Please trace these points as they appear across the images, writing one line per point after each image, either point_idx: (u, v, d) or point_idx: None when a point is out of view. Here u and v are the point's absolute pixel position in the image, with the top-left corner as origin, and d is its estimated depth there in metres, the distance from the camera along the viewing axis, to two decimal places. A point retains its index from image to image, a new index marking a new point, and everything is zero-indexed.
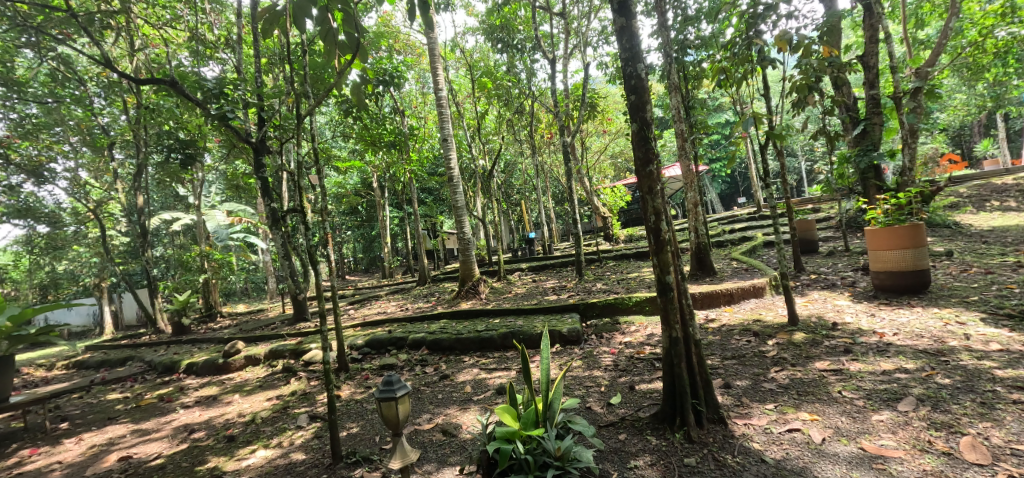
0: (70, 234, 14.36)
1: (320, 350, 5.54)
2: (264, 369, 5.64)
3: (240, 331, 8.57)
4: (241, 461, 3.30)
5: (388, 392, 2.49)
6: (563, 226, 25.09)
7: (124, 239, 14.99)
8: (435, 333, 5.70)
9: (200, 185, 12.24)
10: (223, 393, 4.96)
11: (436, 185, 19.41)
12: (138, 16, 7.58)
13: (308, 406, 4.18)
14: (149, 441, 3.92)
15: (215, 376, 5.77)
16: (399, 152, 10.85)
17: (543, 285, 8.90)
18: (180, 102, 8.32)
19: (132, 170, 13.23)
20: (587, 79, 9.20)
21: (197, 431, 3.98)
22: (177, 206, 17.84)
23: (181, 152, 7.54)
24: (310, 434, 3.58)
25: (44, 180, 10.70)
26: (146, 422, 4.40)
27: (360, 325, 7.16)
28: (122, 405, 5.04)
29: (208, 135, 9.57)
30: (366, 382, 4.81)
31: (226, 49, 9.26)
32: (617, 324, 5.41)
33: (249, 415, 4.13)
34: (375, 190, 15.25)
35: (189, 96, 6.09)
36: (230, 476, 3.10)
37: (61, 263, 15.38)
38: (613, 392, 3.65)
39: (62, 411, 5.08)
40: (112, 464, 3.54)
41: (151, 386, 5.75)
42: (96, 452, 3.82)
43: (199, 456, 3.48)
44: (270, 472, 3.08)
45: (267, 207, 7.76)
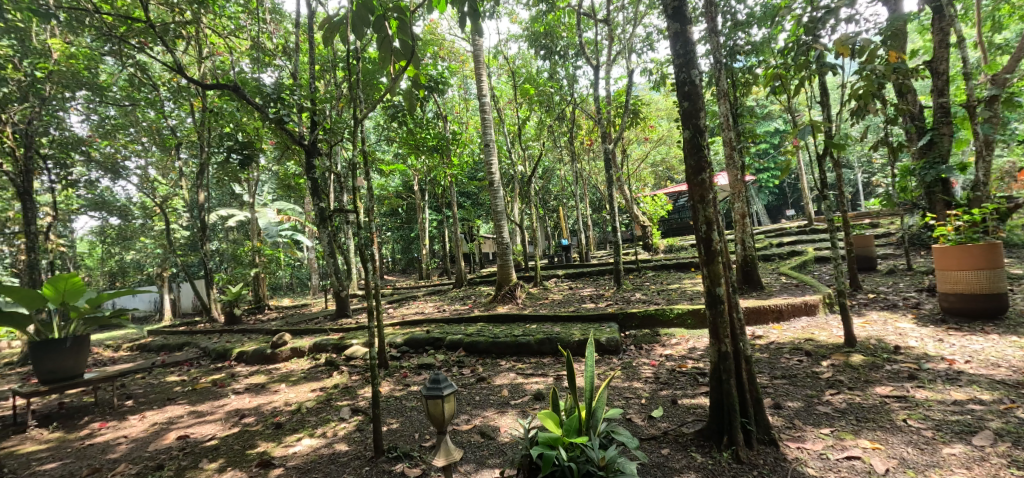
0: (138, 227, 15.53)
1: (361, 346, 5.67)
2: (308, 361, 5.85)
3: (286, 324, 8.92)
4: (288, 448, 3.42)
5: (434, 390, 2.52)
6: (601, 235, 24.82)
7: (185, 233, 15.98)
8: (472, 335, 5.75)
9: (255, 183, 12.91)
10: (270, 382, 5.17)
11: (474, 189, 19.66)
12: (208, 26, 8.12)
13: (351, 399, 4.30)
14: (204, 422, 4.14)
15: (263, 366, 6.04)
16: (441, 155, 11.04)
17: (580, 293, 8.82)
18: (241, 106, 8.85)
19: (195, 168, 14.13)
20: (631, 86, 9.07)
21: (247, 416, 4.17)
22: (233, 204, 18.91)
23: (240, 153, 7.97)
24: (352, 427, 3.67)
25: (119, 176, 11.62)
26: (200, 405, 4.63)
27: (399, 324, 7.31)
28: (180, 387, 5.35)
29: (264, 136, 10.08)
30: (405, 380, 4.90)
31: (283, 56, 9.77)
32: (657, 335, 5.27)
33: (294, 405, 4.28)
34: (416, 193, 15.60)
35: (250, 101, 6.40)
36: (277, 462, 3.21)
37: (128, 254, 16.53)
38: (653, 405, 3.55)
39: (126, 389, 5.44)
40: (172, 442, 3.75)
41: (205, 371, 6.07)
42: (157, 429, 4.06)
43: (249, 440, 3.64)
44: (315, 460, 3.17)
45: (316, 206, 8.08)
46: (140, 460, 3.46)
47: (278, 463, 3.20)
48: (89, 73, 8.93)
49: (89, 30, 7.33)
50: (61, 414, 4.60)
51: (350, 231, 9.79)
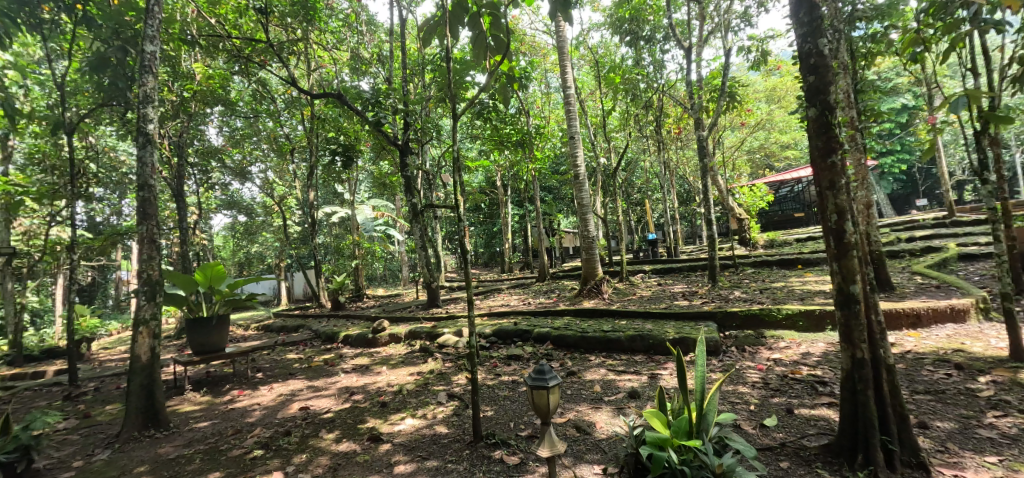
0: (260, 223, 17.52)
1: (452, 335, 5.87)
2: (405, 347, 6.18)
3: (383, 312, 9.52)
4: (393, 425, 3.63)
5: (539, 381, 2.51)
6: (691, 229, 23.46)
7: (297, 228, 17.74)
8: (559, 329, 5.69)
9: (355, 182, 13.93)
10: (373, 364, 5.54)
11: (557, 184, 19.55)
12: (315, 41, 8.88)
13: (446, 384, 4.46)
14: (320, 396, 4.53)
15: (366, 349, 6.48)
16: (524, 150, 11.07)
17: (671, 289, 8.38)
18: (343, 112, 9.58)
19: (304, 170, 15.60)
20: (727, 67, 8.38)
21: (356, 394, 4.49)
22: (336, 201, 20.62)
23: (342, 155, 8.63)
24: (450, 411, 3.80)
25: (245, 179, 13.16)
26: (315, 381, 5.08)
27: (487, 315, 7.45)
28: (298, 364, 5.93)
29: (362, 138, 10.83)
30: (496, 369, 4.98)
31: (379, 63, 10.40)
32: (763, 338, 4.82)
33: (396, 387, 4.53)
34: (499, 189, 15.87)
35: (351, 106, 6.82)
36: (385, 438, 3.41)
37: (252, 247, 18.70)
38: (765, 413, 3.25)
39: (255, 363, 6.13)
40: (295, 412, 4.16)
41: (317, 351, 6.67)
42: (283, 400, 4.52)
43: (359, 416, 3.92)
44: (419, 440, 3.32)
45: (409, 202, 8.50)
46: (270, 425, 3.86)
47: (386, 439, 3.39)
48: (223, 90, 9.84)
49: (222, 54, 8.30)
50: (208, 381, 5.30)
51: (439, 225, 10.17)
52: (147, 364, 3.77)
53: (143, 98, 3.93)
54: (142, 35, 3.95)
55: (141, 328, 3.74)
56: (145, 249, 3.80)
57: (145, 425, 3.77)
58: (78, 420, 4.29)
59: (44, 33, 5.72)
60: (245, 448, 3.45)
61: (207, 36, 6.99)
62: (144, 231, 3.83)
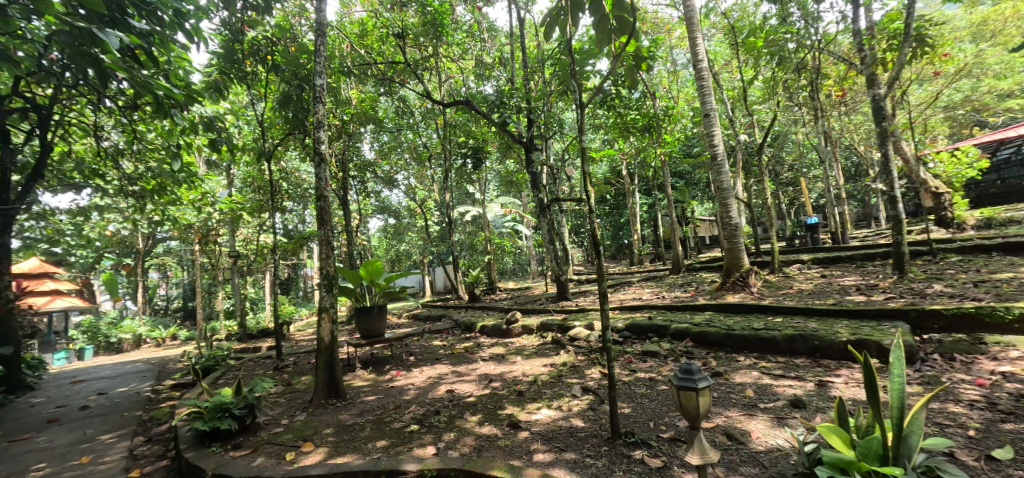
0: (405, 224, 19.37)
1: (583, 328, 5.73)
2: (537, 338, 6.23)
3: (515, 304, 9.78)
4: (530, 414, 3.62)
5: (688, 381, 2.29)
6: (862, 208, 19.78)
7: (436, 227, 19.22)
8: (701, 325, 5.19)
9: (484, 181, 14.54)
10: (509, 354, 5.69)
11: (690, 168, 18.09)
12: (442, 54, 9.42)
13: (580, 378, 4.35)
14: (463, 381, 4.76)
15: (500, 339, 6.70)
16: (652, 135, 10.37)
17: (840, 282, 7.15)
18: (471, 116, 10.03)
19: (440, 174, 16.81)
20: (909, 6, 6.76)
21: (494, 381, 4.63)
22: (468, 201, 21.86)
23: (471, 156, 9.04)
24: (585, 404, 3.69)
25: (391, 185, 14.62)
26: (458, 366, 5.39)
27: (618, 309, 7.15)
28: (443, 350, 6.35)
29: (489, 139, 11.22)
30: (631, 365, 4.74)
31: (501, 65, 10.64)
32: (980, 345, 3.82)
33: (531, 376, 4.57)
34: (625, 178, 15.22)
35: (478, 112, 7.24)
36: (524, 425, 3.40)
37: (400, 246, 20.78)
38: (992, 442, 2.53)
39: (407, 347, 6.72)
40: (441, 393, 4.40)
41: (458, 339, 7.10)
42: (431, 381, 4.82)
43: (497, 402, 3.99)
44: (556, 431, 3.26)
45: (536, 198, 8.55)
46: (425, 404, 3.91)
47: (525, 426, 3.38)
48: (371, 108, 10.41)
49: (371, 80, 9.23)
50: (372, 361, 5.71)
51: (566, 218, 10.12)
52: (329, 345, 3.95)
53: (317, 124, 4.54)
54: (314, 73, 4.58)
55: (324, 313, 3.90)
56: (324, 248, 4.05)
57: (330, 394, 3.98)
58: (283, 386, 4.74)
59: (251, 82, 6.95)
60: (404, 422, 3.46)
61: (358, 65, 7.90)
62: (322, 234, 4.18)
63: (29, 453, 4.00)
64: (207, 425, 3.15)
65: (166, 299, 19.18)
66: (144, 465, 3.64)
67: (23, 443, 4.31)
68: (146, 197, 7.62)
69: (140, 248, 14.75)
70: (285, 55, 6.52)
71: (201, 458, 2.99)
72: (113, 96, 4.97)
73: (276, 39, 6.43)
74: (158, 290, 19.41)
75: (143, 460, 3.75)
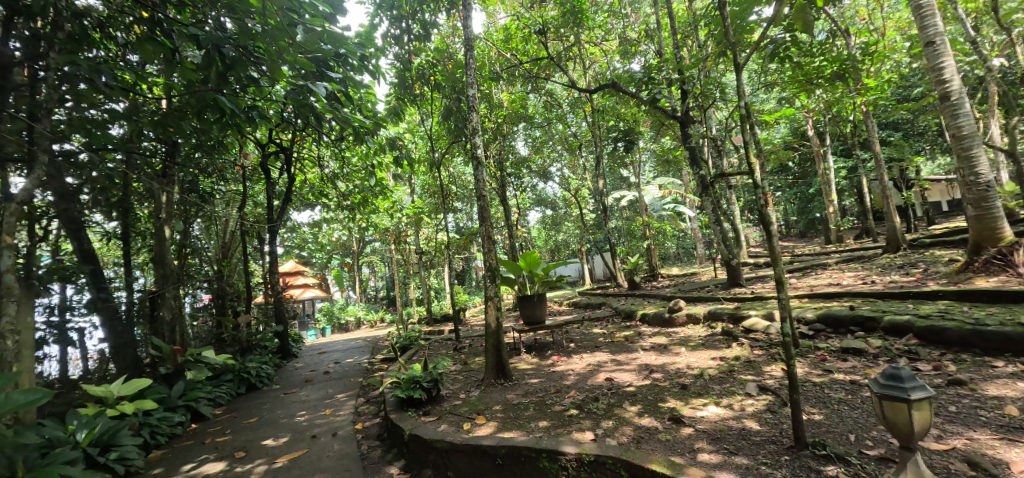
0: (562, 213, 19.76)
1: (760, 319, 5.14)
2: (705, 329, 5.76)
3: (679, 291, 9.12)
4: (696, 410, 3.38)
5: (894, 390, 2.06)
6: None
7: (592, 214, 19.16)
8: (930, 318, 4.07)
9: (639, 164, 13.94)
10: (671, 345, 5.33)
11: (905, 118, 14.49)
12: (587, 39, 9.23)
13: (756, 375, 3.91)
14: (624, 370, 4.46)
15: (664, 328, 6.38)
16: (846, 85, 8.55)
17: None
18: (620, 98, 9.66)
19: (593, 162, 16.66)
20: None
21: (657, 373, 4.29)
22: (624, 185, 21.25)
23: (623, 140, 8.75)
24: (762, 406, 3.33)
25: (546, 177, 15.05)
26: (618, 354, 5.07)
27: (807, 296, 6.05)
28: (603, 338, 6.25)
29: (642, 119, 10.66)
30: (824, 364, 4.06)
31: (650, 38, 9.97)
32: None
33: (696, 370, 4.23)
34: (811, 142, 12.94)
35: (626, 91, 7.20)
36: (687, 421, 3.20)
37: (559, 235, 21.30)
38: None
39: (567, 333, 6.61)
40: (602, 381, 4.18)
41: (618, 327, 6.93)
42: (592, 369, 4.58)
43: (659, 394, 3.76)
44: (726, 431, 3.01)
45: (698, 176, 7.85)
46: (584, 389, 3.91)
47: (688, 423, 3.17)
48: (522, 107, 10.79)
49: (518, 80, 9.61)
50: (536, 346, 5.73)
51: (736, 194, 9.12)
52: (495, 331, 4.23)
53: (473, 132, 4.97)
54: (467, 88, 5.04)
55: (489, 302, 4.22)
56: (486, 244, 4.37)
57: (498, 374, 4.30)
58: (461, 366, 5.24)
59: (420, 104, 7.85)
60: (564, 406, 3.56)
61: (507, 69, 8.31)
62: (484, 231, 4.44)
63: (293, 404, 5.30)
64: (403, 393, 3.71)
65: (374, 289, 23.07)
66: (365, 420, 4.44)
67: (289, 396, 5.72)
68: (354, 208, 9.34)
69: (353, 249, 18.01)
70: (444, 73, 7.24)
71: (401, 420, 3.56)
72: (326, 133, 6.15)
73: (436, 61, 7.17)
74: (368, 282, 23.48)
75: (363, 415, 4.59)
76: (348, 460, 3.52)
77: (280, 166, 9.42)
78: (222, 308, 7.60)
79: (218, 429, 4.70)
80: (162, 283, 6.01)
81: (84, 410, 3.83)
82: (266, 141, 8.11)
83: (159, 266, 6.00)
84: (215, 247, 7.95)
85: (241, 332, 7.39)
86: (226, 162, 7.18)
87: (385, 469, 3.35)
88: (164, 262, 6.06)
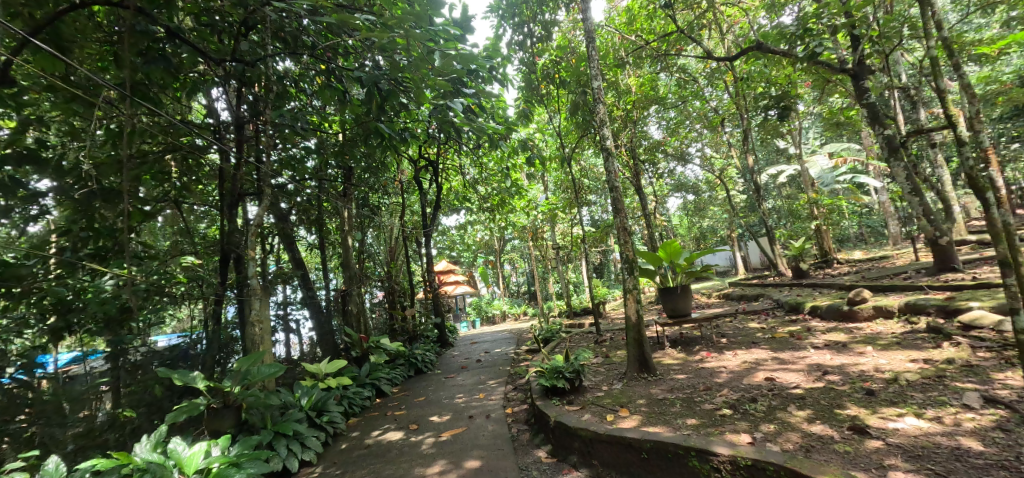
0: (707, 198, 18.16)
1: (990, 310, 3.71)
2: (901, 325, 4.36)
3: (865, 277, 7.27)
4: (886, 421, 2.62)
5: None
6: None
7: (743, 196, 17.24)
8: None
9: (799, 133, 12.10)
10: (854, 342, 4.18)
11: None
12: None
13: (981, 383, 2.88)
14: (787, 369, 3.73)
15: (842, 323, 4.97)
16: None
17: None
18: (770, 60, 8.48)
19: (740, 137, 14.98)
20: None
21: (832, 374, 3.45)
22: (781, 159, 18.68)
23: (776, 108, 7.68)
24: (989, 423, 2.46)
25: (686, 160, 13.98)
26: (781, 353, 4.26)
27: None
28: (761, 334, 5.20)
29: (801, 80, 9.19)
30: None
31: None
32: None
33: (890, 374, 3.25)
34: None
35: (776, 50, 6.37)
36: (875, 433, 2.51)
37: (706, 221, 19.61)
38: None
39: (717, 327, 5.94)
40: (760, 381, 3.59)
41: (780, 322, 5.68)
42: (748, 367, 3.99)
43: (836, 399, 3.00)
44: (931, 449, 2.30)
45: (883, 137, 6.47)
46: (738, 389, 3.48)
47: (877, 434, 2.50)
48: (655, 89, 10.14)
49: (646, 62, 9.15)
50: (682, 341, 5.42)
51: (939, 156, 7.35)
52: (636, 324, 4.16)
53: (602, 122, 4.89)
54: (592, 80, 4.99)
55: (628, 294, 4.19)
56: (622, 236, 4.31)
57: (641, 368, 4.22)
58: (602, 359, 5.27)
59: (546, 100, 7.90)
60: (715, 404, 3.25)
61: (633, 53, 7.97)
62: (619, 223, 4.39)
63: (452, 387, 5.91)
64: (547, 382, 3.90)
65: (517, 284, 24.12)
66: (514, 405, 4.74)
67: (449, 380, 6.37)
68: (494, 209, 9.93)
69: (495, 246, 19.02)
70: (570, 68, 7.28)
71: (546, 407, 3.75)
72: (464, 144, 6.59)
73: (560, 58, 7.26)
74: (511, 277, 24.55)
75: (512, 401, 4.91)
76: (500, 440, 3.81)
77: (430, 177, 10.47)
78: (392, 303, 8.81)
79: (395, 405, 5.50)
80: (349, 283, 7.22)
81: (306, 381, 4.74)
82: (418, 157, 9.14)
83: (345, 269, 7.16)
84: (384, 252, 9.14)
85: (407, 323, 8.45)
86: (389, 180, 8.30)
87: (534, 452, 3.55)
88: (349, 265, 7.27)
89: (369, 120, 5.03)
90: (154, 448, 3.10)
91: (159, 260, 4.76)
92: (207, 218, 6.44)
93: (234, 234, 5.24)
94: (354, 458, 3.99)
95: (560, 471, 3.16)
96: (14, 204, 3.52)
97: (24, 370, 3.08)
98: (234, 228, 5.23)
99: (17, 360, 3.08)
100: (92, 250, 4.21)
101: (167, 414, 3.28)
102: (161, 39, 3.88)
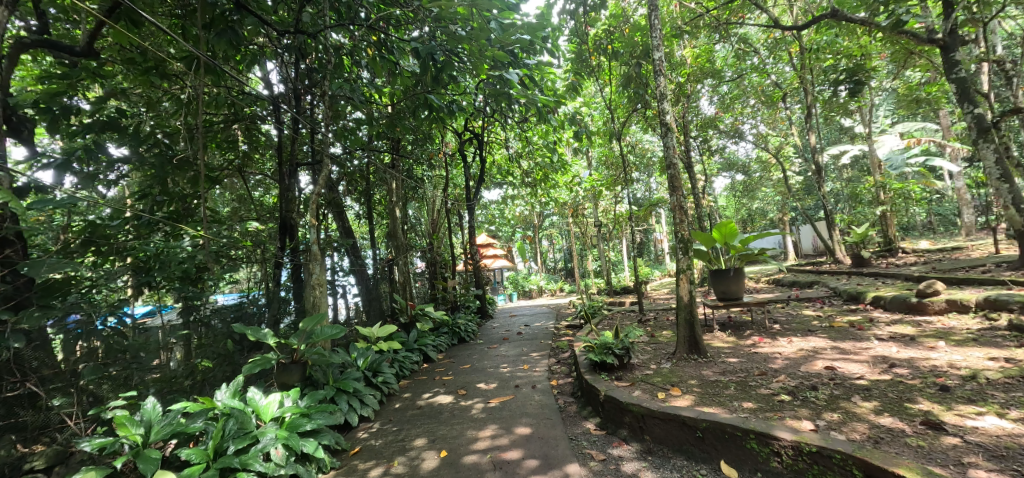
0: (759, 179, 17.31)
1: None
2: (978, 320, 4.12)
3: (937, 267, 6.78)
4: (964, 419, 2.50)
5: None
6: None
7: (799, 178, 16.30)
8: None
9: (867, 111, 11.28)
10: (922, 335, 3.97)
11: None
12: None
13: None
14: (849, 360, 3.60)
15: (908, 315, 4.73)
16: None
17: None
18: (842, 29, 7.84)
19: (801, 115, 14.08)
20: None
21: (901, 367, 3.30)
22: (843, 140, 17.48)
23: (849, 82, 7.15)
24: None
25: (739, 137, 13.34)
26: (842, 342, 4.11)
27: None
28: (818, 322, 5.02)
29: (878, 52, 8.44)
30: None
31: None
32: None
33: (967, 371, 3.08)
34: None
35: (853, 18, 5.83)
36: (951, 429, 2.41)
37: (756, 202, 18.78)
38: None
39: (770, 313, 5.77)
40: (819, 369, 3.48)
41: (839, 311, 5.45)
42: (805, 355, 3.87)
43: (906, 393, 2.88)
44: (1016, 450, 2.18)
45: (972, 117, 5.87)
46: (796, 376, 3.39)
47: (953, 431, 2.39)
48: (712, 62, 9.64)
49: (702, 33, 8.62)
50: (731, 324, 5.32)
51: None
52: (687, 304, 4.10)
53: (661, 95, 4.59)
54: (650, 49, 4.71)
55: (681, 275, 4.09)
56: (677, 214, 4.22)
57: (691, 350, 4.17)
58: (648, 337, 5.24)
59: (596, 70, 7.60)
60: (772, 389, 3.19)
61: (691, 22, 7.53)
62: (674, 201, 4.26)
63: (496, 357, 6.05)
64: (596, 357, 3.92)
65: (554, 261, 24.19)
66: (559, 378, 4.82)
67: (492, 350, 6.53)
68: (537, 183, 9.82)
69: (535, 222, 18.99)
70: (623, 38, 6.99)
71: (595, 382, 3.77)
72: (511, 117, 6.48)
73: (613, 28, 6.95)
74: (550, 253, 24.53)
75: (557, 374, 4.98)
76: (548, 410, 3.89)
77: (474, 150, 10.46)
78: (435, 273, 8.96)
79: (442, 370, 5.70)
80: (397, 252, 7.42)
81: (360, 343, 4.96)
82: (463, 130, 9.14)
83: (392, 238, 7.38)
84: (427, 224, 9.31)
85: (449, 293, 8.61)
86: (434, 153, 8.34)
87: (582, 423, 3.61)
88: (395, 236, 7.47)
89: (419, 92, 5.09)
90: (234, 395, 3.34)
91: (225, 225, 5.05)
92: (262, 187, 6.71)
93: (292, 202, 5.45)
94: (409, 416, 4.19)
95: (611, 443, 3.21)
96: (96, 170, 3.86)
97: (117, 318, 3.33)
98: (291, 196, 5.43)
99: (110, 308, 3.32)
100: (166, 214, 4.49)
101: (245, 366, 3.53)
102: (229, 10, 3.85)
